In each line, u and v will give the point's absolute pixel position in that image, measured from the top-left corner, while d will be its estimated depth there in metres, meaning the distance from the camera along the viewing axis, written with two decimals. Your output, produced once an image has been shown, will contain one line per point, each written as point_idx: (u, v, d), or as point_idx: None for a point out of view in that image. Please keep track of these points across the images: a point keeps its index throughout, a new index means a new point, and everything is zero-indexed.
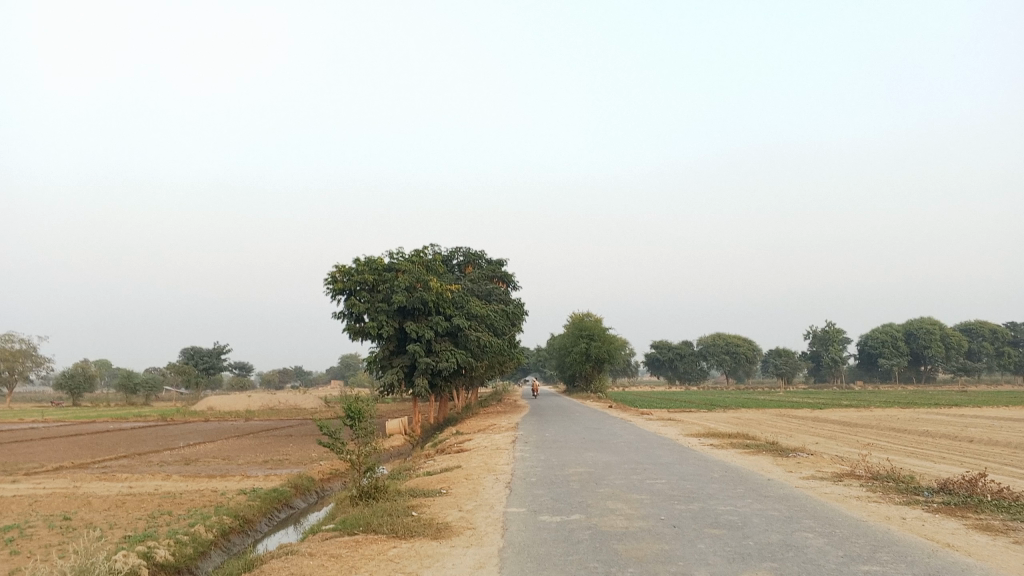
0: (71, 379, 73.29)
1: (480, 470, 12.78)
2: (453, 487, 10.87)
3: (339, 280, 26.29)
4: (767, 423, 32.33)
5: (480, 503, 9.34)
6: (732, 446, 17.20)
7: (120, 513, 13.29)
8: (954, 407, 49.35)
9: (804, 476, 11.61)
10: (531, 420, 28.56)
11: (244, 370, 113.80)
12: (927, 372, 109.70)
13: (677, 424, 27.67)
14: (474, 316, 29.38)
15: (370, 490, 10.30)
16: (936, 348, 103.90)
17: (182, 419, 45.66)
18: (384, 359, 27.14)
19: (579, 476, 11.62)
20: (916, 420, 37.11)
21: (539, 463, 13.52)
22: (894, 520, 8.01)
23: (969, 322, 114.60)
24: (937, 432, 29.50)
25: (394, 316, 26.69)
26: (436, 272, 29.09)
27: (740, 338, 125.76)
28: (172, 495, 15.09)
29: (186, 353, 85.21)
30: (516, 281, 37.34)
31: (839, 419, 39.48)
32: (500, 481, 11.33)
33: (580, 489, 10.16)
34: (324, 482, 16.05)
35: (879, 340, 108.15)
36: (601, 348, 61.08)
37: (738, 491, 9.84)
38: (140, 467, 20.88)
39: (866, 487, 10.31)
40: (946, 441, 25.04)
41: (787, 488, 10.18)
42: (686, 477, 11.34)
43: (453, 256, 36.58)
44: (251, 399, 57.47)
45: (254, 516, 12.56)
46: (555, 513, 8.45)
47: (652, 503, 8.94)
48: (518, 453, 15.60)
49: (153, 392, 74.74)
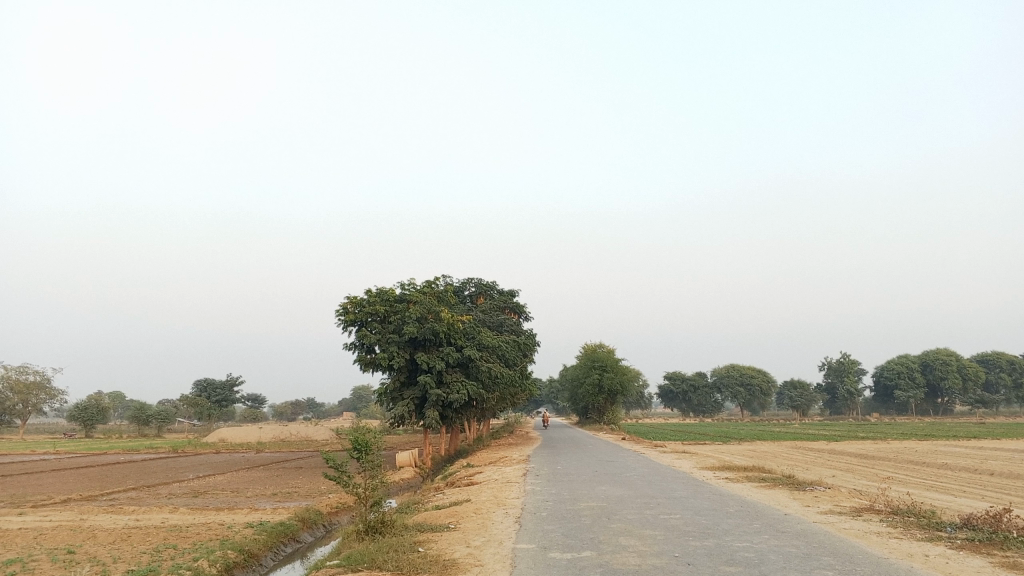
0: (84, 412, 73.37)
1: (489, 504, 12.56)
2: (462, 521, 10.65)
3: (350, 311, 26.25)
4: (784, 456, 31.80)
5: (488, 539, 9.12)
6: (747, 479, 16.85)
7: (124, 547, 13.11)
8: (974, 439, 48.55)
9: (822, 511, 11.32)
10: (544, 452, 28.19)
11: (257, 402, 113.77)
12: (944, 404, 108.50)
13: (691, 457, 27.25)
14: (486, 346, 29.21)
15: (377, 525, 10.11)
16: (953, 379, 102.73)
17: (193, 451, 45.45)
18: (394, 391, 26.96)
19: (591, 510, 11.36)
20: (935, 452, 36.51)
21: (550, 497, 13.30)
22: (917, 557, 7.74)
23: (987, 354, 113.38)
24: (956, 464, 28.98)
25: (405, 347, 26.56)
26: (447, 303, 29.01)
27: (755, 370, 124.74)
28: (178, 529, 14.89)
29: (199, 385, 85.29)
30: (527, 312, 37.21)
31: (855, 450, 38.89)
32: (510, 516, 11.09)
33: (592, 524, 9.93)
34: (332, 515, 15.81)
35: (895, 372, 107.07)
36: (614, 380, 60.63)
37: (754, 526, 9.59)
38: (148, 499, 20.71)
39: (886, 522, 10.01)
40: (967, 474, 24.52)
41: (804, 523, 9.89)
42: (701, 511, 11.08)
43: (464, 287, 36.55)
44: (262, 431, 57.27)
45: (259, 550, 12.34)
46: (566, 550, 8.23)
47: (666, 539, 8.70)
48: (529, 487, 15.33)
49: (165, 424, 74.57)
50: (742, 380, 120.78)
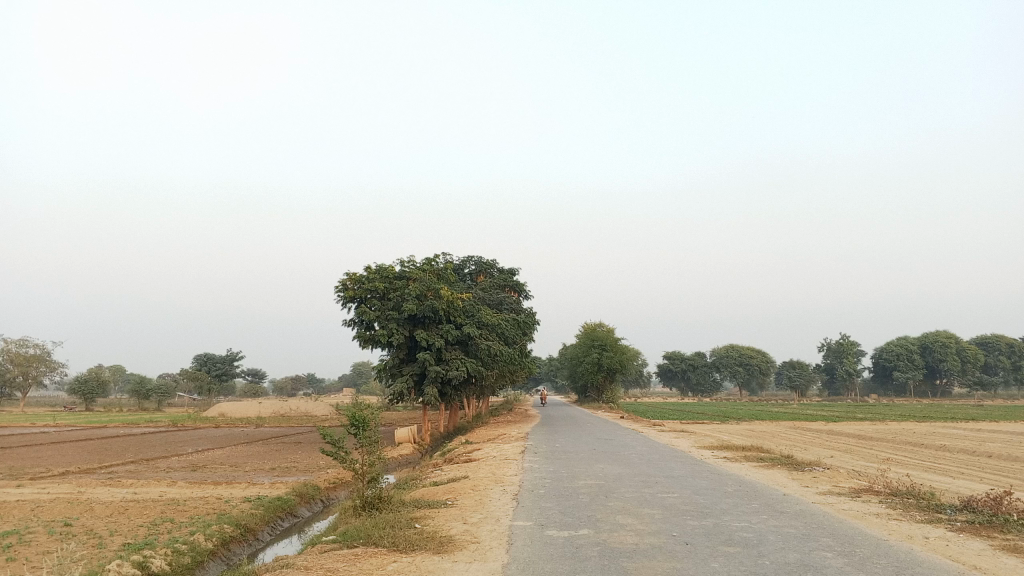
0: (84, 385, 73.49)
1: (487, 481, 12.52)
2: (460, 498, 10.61)
3: (350, 288, 26.14)
4: (782, 436, 31.84)
5: (485, 516, 9.06)
6: (746, 459, 16.85)
7: (121, 520, 13.10)
8: (972, 422, 48.63)
9: (821, 492, 11.27)
10: (543, 430, 28.22)
11: (257, 377, 114.01)
12: (943, 386, 108.67)
13: (690, 436, 27.27)
14: (485, 324, 29.13)
15: (374, 501, 10.07)
16: (951, 361, 102.82)
17: (193, 425, 45.53)
18: (393, 367, 26.92)
19: (589, 488, 11.32)
20: (933, 434, 36.60)
21: (547, 475, 13.25)
22: (916, 539, 7.68)
23: (986, 336, 113.41)
24: (954, 446, 28.99)
25: (404, 324, 26.48)
26: (447, 280, 28.91)
27: (754, 350, 124.87)
28: (175, 502, 14.90)
29: (199, 359, 85.32)
30: (527, 290, 37.11)
31: (853, 432, 38.92)
32: (507, 493, 11.05)
33: (589, 502, 9.87)
34: (330, 491, 15.80)
35: (894, 353, 107.20)
36: (613, 358, 60.67)
37: (752, 507, 9.52)
38: (147, 473, 20.73)
39: (886, 504, 9.96)
40: (965, 456, 24.53)
41: (802, 504, 9.85)
42: (700, 491, 11.03)
43: (464, 265, 36.45)
44: (262, 406, 57.36)
45: (256, 524, 12.33)
46: (563, 528, 8.17)
47: (663, 518, 8.64)
48: (527, 464, 15.31)
49: (165, 398, 74.79)
50: (741, 360, 120.93)
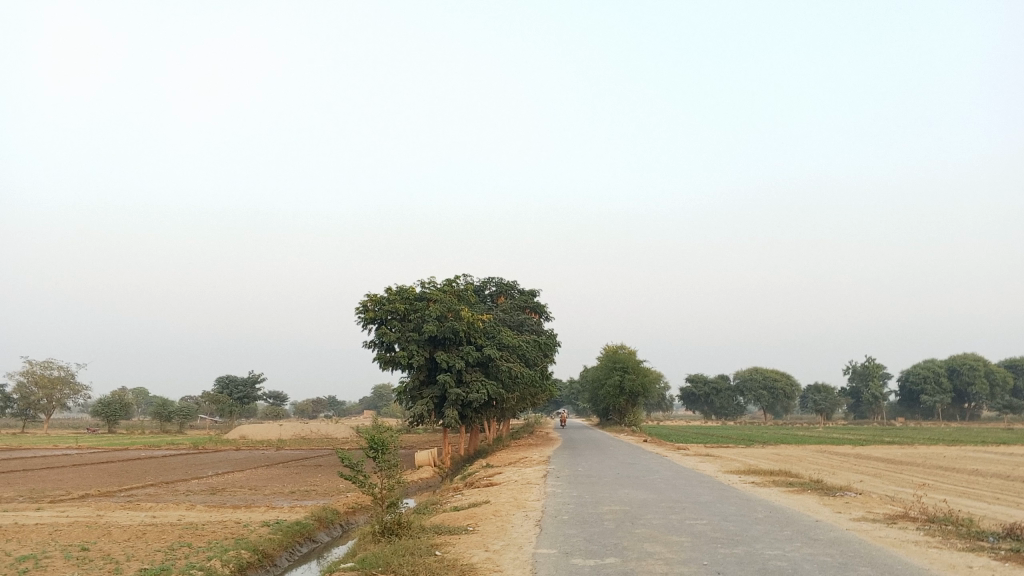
0: (107, 407, 73.80)
1: (508, 506, 12.26)
2: (481, 524, 10.35)
3: (371, 309, 26.03)
4: (808, 460, 31.21)
5: (508, 543, 8.81)
6: (774, 484, 16.44)
7: (138, 545, 12.93)
8: (1001, 446, 47.53)
9: (854, 518, 10.89)
10: (564, 454, 27.85)
11: (279, 400, 114.20)
12: (972, 410, 106.86)
13: (715, 460, 26.75)
14: (506, 346, 28.92)
15: (394, 526, 9.84)
16: (980, 384, 101.01)
17: (214, 447, 45.48)
18: (414, 390, 26.71)
19: (614, 514, 11.01)
20: (963, 458, 35.70)
21: (571, 500, 12.96)
22: (960, 569, 7.31)
23: (1014, 359, 111.46)
24: (986, 471, 28.29)
25: (425, 345, 26.30)
26: (468, 302, 28.74)
27: (778, 373, 123.48)
28: (193, 526, 14.72)
29: (221, 381, 85.44)
30: (548, 312, 36.85)
31: (881, 456, 38.12)
32: (530, 519, 10.77)
33: (615, 529, 9.56)
34: (349, 515, 15.55)
35: (921, 376, 105.52)
36: (635, 382, 60.22)
37: (784, 534, 9.19)
38: (166, 496, 20.64)
39: (923, 531, 9.56)
40: (999, 481, 23.86)
41: (836, 531, 9.49)
42: (728, 517, 10.71)
43: (485, 286, 36.28)
44: (282, 429, 57.31)
45: (274, 549, 12.11)
46: (589, 556, 7.88)
47: (693, 546, 8.33)
48: (549, 489, 15.00)
49: (186, 420, 74.92)
50: (764, 383, 119.59)
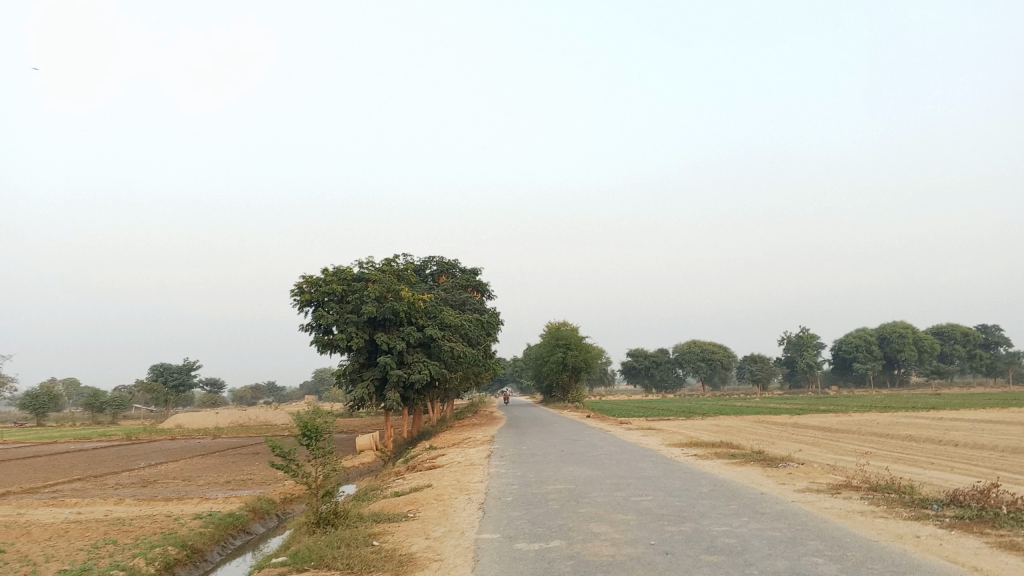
0: (35, 399, 70.96)
1: (451, 489, 11.92)
2: (422, 510, 9.98)
3: (307, 291, 25.21)
4: (749, 431, 31.68)
5: (449, 529, 8.44)
6: (718, 456, 16.46)
7: (59, 544, 12.21)
8: (932, 411, 49.01)
9: (799, 489, 10.85)
10: (508, 432, 27.63)
11: (216, 387, 111.64)
12: (902, 375, 110.59)
13: (659, 433, 26.84)
14: (448, 326, 28.49)
15: (330, 517, 9.42)
16: (909, 351, 104.33)
17: (147, 437, 44.02)
18: (354, 372, 26.09)
19: (559, 494, 10.76)
20: (896, 424, 36.62)
21: (515, 480, 12.67)
22: (908, 539, 7.21)
23: (941, 326, 115.44)
24: (919, 436, 29.04)
25: (364, 327, 25.67)
26: (408, 281, 28.20)
27: (716, 346, 125.89)
28: (120, 522, 14.03)
29: (155, 369, 82.71)
30: (490, 290, 36.53)
31: (818, 424, 38.93)
32: (474, 502, 10.45)
33: (560, 509, 9.30)
34: (286, 504, 15.03)
35: (853, 345, 108.47)
36: (578, 357, 60.33)
37: (731, 508, 9.03)
38: (94, 490, 19.79)
39: (869, 500, 9.53)
40: (931, 445, 24.47)
41: (783, 503, 9.38)
42: (674, 493, 10.55)
43: (425, 266, 35.72)
44: (220, 416, 55.96)
45: (204, 544, 11.53)
46: (533, 539, 7.58)
47: (640, 525, 8.08)
48: (493, 469, 14.70)
49: (120, 411, 72.55)
50: (703, 355, 121.84)
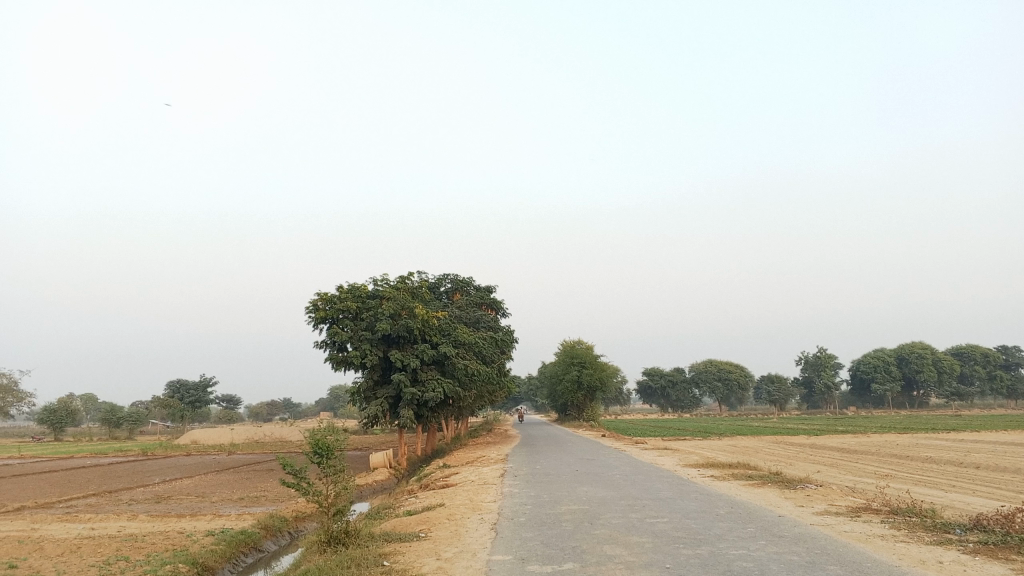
0: (53, 415, 71.36)
1: (463, 509, 11.81)
2: (433, 530, 9.88)
3: (321, 308, 25.24)
4: (766, 452, 31.32)
5: (461, 550, 8.33)
6: (734, 477, 16.25)
7: (71, 560, 12.18)
8: (953, 433, 48.28)
9: (818, 511, 10.66)
10: (522, 451, 27.47)
11: (232, 403, 111.95)
12: (921, 396, 109.42)
13: (675, 453, 26.55)
14: (462, 343, 28.43)
15: (340, 535, 9.34)
16: (928, 372, 103.17)
17: (163, 453, 44.10)
18: (368, 390, 26.06)
19: (573, 514, 10.63)
20: (916, 446, 36.14)
21: (528, 500, 12.54)
22: (930, 565, 7.04)
23: (961, 347, 114.13)
24: (939, 458, 28.61)
25: (378, 344, 25.66)
26: (422, 299, 28.19)
27: (733, 365, 125.08)
28: (133, 538, 13.98)
29: (172, 385, 83.04)
30: (505, 308, 36.48)
31: (837, 445, 38.46)
32: (486, 522, 10.33)
33: (574, 531, 9.17)
34: (298, 522, 14.96)
35: (872, 366, 107.43)
36: (593, 376, 60.05)
37: (748, 531, 8.87)
38: (108, 506, 19.80)
39: (889, 524, 9.33)
40: (952, 468, 24.09)
41: (801, 526, 9.20)
42: (690, 514, 10.40)
43: (440, 283, 35.73)
44: (235, 432, 56.02)
45: (215, 562, 11.46)
46: (546, 561, 7.46)
47: (655, 547, 7.94)
48: (507, 489, 14.56)
49: (136, 427, 72.80)
50: (719, 375, 121.13)
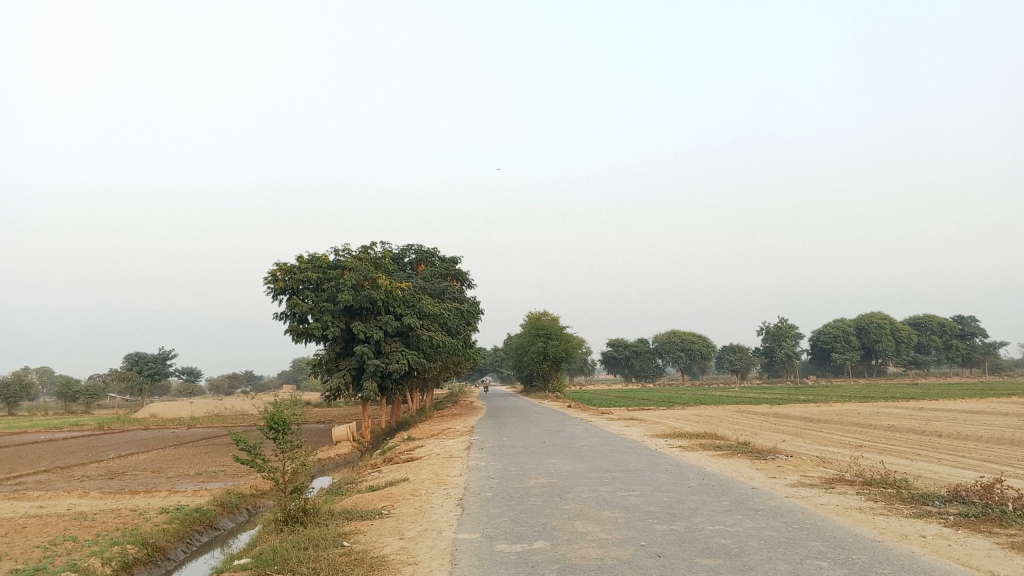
0: (6, 389, 69.53)
1: (428, 484, 11.39)
2: (397, 506, 9.45)
3: (280, 279, 24.51)
4: (730, 421, 31.38)
5: (425, 529, 7.89)
6: (702, 448, 16.05)
7: (15, 541, 11.57)
8: (912, 401, 48.99)
9: (791, 483, 10.44)
10: (487, 423, 27.23)
11: (192, 376, 110.44)
12: (879, 365, 111.52)
13: (641, 424, 26.28)
14: (426, 314, 27.90)
15: (298, 514, 8.87)
16: (886, 342, 104.96)
17: (120, 428, 43.12)
18: (329, 362, 25.49)
19: (542, 489, 10.28)
20: (878, 414, 36.48)
21: (494, 474, 12.17)
22: (914, 539, 6.77)
23: (918, 317, 116.27)
24: (902, 426, 28.84)
25: (340, 316, 25.03)
26: (385, 269, 27.57)
27: (696, 335, 126.34)
28: (82, 517, 13.39)
29: (131, 358, 81.40)
30: (470, 279, 35.97)
31: (799, 414, 38.83)
32: (452, 497, 9.95)
33: (543, 506, 8.80)
34: (256, 499, 14.43)
35: (831, 336, 108.99)
36: (558, 347, 59.95)
37: (724, 505, 8.57)
38: (59, 483, 19.10)
39: (865, 496, 9.11)
40: (915, 436, 24.23)
41: (775, 499, 8.93)
42: (662, 487, 10.11)
43: (404, 254, 35.08)
44: (196, 406, 54.99)
45: (167, 542, 10.94)
46: (515, 540, 7.06)
47: (629, 524, 7.58)
48: (473, 462, 14.17)
49: (94, 400, 71.29)
50: (682, 345, 122.21)
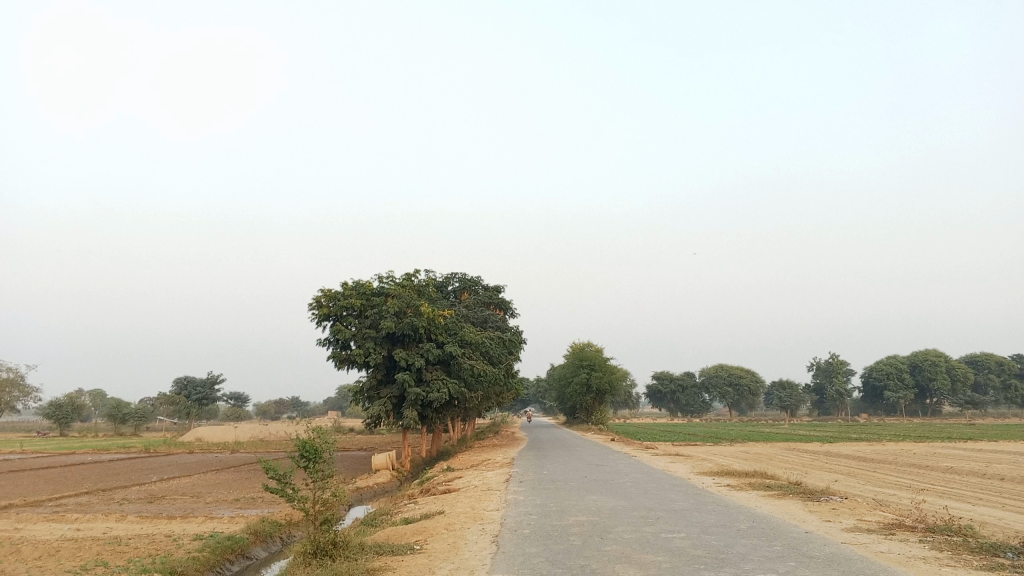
0: (58, 410, 70.78)
1: (463, 518, 11.01)
2: (430, 542, 9.10)
3: (324, 305, 24.56)
4: (781, 459, 30.37)
5: (456, 567, 7.54)
6: (751, 486, 15.43)
7: (47, 564, 11.42)
8: (970, 441, 47.18)
9: (847, 527, 9.84)
10: (528, 455, 26.79)
11: (240, 401, 111.78)
12: (934, 404, 108.06)
13: (687, 460, 25.45)
14: (469, 343, 27.63)
15: (327, 547, 8.57)
16: (941, 381, 101.66)
17: (165, 451, 43.48)
18: (371, 390, 25.33)
19: (581, 526, 9.88)
20: (934, 455, 35.20)
21: (534, 509, 11.76)
22: None
23: (975, 355, 112.63)
24: (961, 468, 27.69)
25: (382, 343, 24.90)
26: (428, 297, 27.42)
27: (743, 370, 124.31)
28: (116, 541, 13.27)
29: (179, 382, 82.63)
30: (513, 308, 35.70)
31: (850, 453, 37.58)
32: (486, 533, 9.58)
33: (581, 546, 8.37)
34: (291, 528, 14.20)
35: (884, 373, 106.27)
36: (602, 379, 59.09)
37: (775, 551, 8.05)
38: (99, 505, 19.13)
39: (930, 544, 8.47)
40: (975, 479, 23.10)
41: (832, 545, 8.38)
42: (709, 529, 9.61)
43: (448, 282, 34.99)
44: (240, 430, 55.38)
45: (196, 570, 10.71)
46: None
47: (673, 569, 7.13)
48: (511, 496, 13.76)
49: (143, 423, 72.12)
50: (730, 380, 120.46)
